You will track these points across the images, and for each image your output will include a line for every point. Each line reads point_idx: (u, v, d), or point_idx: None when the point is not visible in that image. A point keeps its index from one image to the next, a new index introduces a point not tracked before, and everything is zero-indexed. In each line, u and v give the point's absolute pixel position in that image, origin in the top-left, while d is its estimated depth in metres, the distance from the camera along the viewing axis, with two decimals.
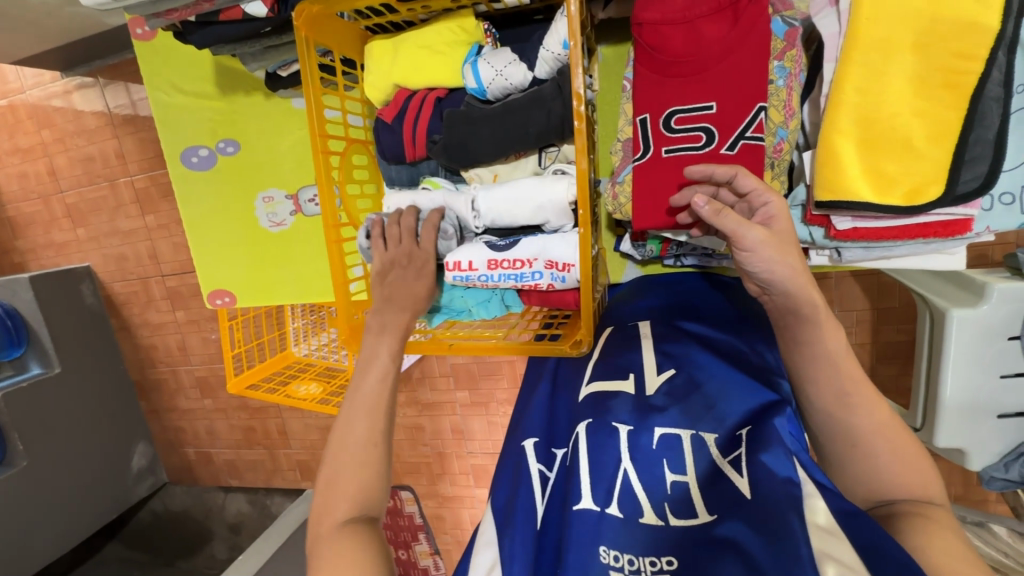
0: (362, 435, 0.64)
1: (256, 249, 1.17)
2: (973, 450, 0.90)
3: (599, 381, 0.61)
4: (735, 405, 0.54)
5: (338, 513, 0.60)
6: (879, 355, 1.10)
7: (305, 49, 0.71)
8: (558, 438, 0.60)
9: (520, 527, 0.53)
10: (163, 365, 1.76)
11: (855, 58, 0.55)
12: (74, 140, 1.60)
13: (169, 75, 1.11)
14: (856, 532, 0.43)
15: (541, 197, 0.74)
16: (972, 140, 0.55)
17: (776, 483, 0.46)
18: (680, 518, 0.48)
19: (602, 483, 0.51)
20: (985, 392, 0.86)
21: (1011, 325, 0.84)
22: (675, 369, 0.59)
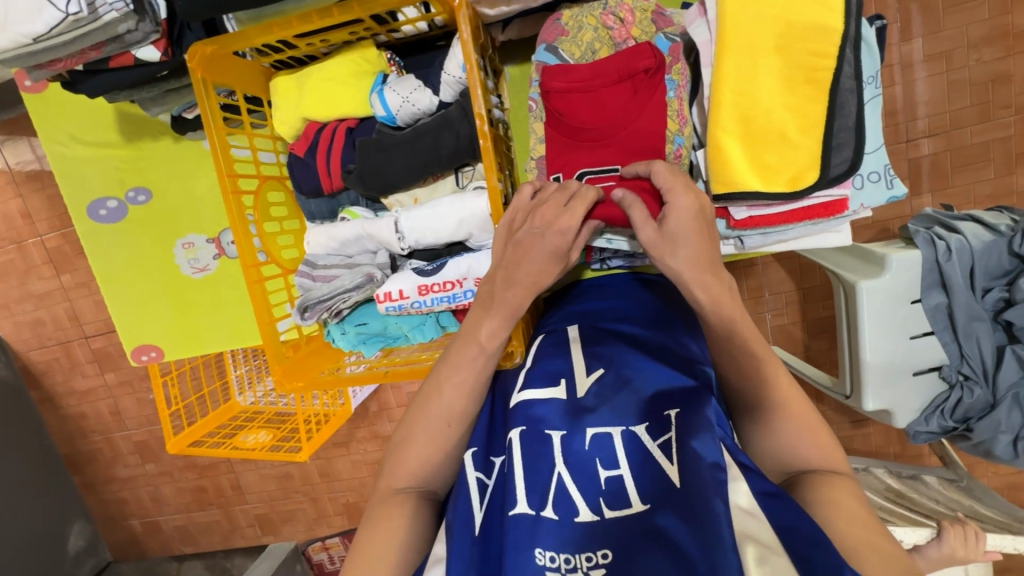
0: (446, 409, 0.61)
1: (180, 298, 1.12)
2: (898, 408, 0.97)
3: (533, 390, 0.60)
4: (665, 394, 0.56)
5: (397, 478, 0.61)
6: (811, 331, 1.18)
7: (203, 91, 0.70)
8: (495, 447, 0.60)
9: (460, 537, 0.53)
10: (95, 434, 1.63)
11: (725, 62, 0.60)
12: None
13: (68, 127, 1.06)
14: (777, 514, 0.46)
15: (458, 216, 0.76)
16: (836, 128, 0.60)
17: (703, 470, 0.48)
18: (614, 510, 0.50)
19: (536, 488, 0.52)
20: (899, 354, 0.94)
21: (912, 290, 0.92)
22: (604, 368, 0.60)
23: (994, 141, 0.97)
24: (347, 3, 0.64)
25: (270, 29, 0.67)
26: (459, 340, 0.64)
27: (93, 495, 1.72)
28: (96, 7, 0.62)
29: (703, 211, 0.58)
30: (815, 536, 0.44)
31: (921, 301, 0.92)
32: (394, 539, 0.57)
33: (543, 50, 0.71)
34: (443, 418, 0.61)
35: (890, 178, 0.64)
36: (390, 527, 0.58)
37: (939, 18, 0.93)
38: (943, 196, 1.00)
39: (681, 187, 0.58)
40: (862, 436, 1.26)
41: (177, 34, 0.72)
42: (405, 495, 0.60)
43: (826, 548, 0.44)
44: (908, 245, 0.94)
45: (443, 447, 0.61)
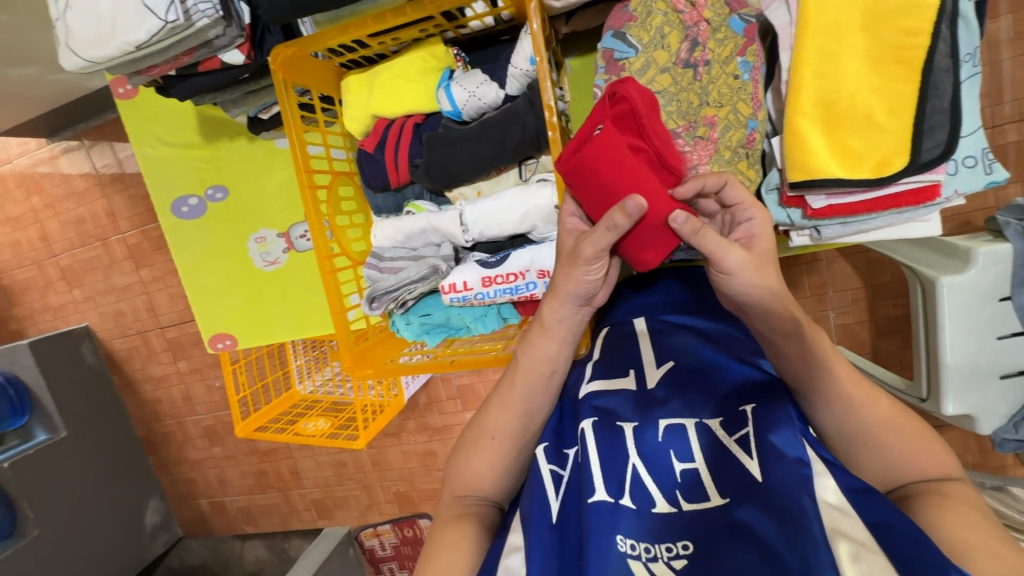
0: (518, 413, 0.62)
1: (252, 290, 1.18)
2: (981, 414, 0.91)
3: (598, 379, 0.61)
4: (738, 389, 0.55)
5: (467, 479, 0.63)
6: (878, 331, 1.12)
7: (283, 90, 0.74)
8: (567, 438, 0.61)
9: (539, 523, 0.54)
10: (169, 418, 1.75)
11: (807, 44, 0.58)
12: (64, 204, 1.62)
13: (156, 130, 1.14)
14: (868, 510, 0.45)
15: (522, 208, 0.77)
16: (929, 110, 0.57)
17: (788, 465, 0.47)
18: (691, 502, 0.49)
19: (613, 476, 0.52)
20: (985, 354, 0.88)
21: (1001, 287, 0.86)
22: (675, 360, 0.60)
23: None
24: (420, 1, 0.66)
25: (346, 29, 0.70)
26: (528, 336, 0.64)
27: (166, 475, 1.85)
28: (191, 15, 0.67)
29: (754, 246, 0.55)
30: (914, 537, 0.43)
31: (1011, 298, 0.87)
32: (465, 546, 0.58)
33: (610, 36, 0.70)
34: (488, 432, 0.63)
35: (989, 163, 0.60)
36: (459, 535, 0.59)
37: None
38: None
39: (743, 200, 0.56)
40: None
41: (258, 37, 0.76)
42: (474, 503, 0.62)
43: (927, 547, 0.42)
44: (995, 238, 0.89)
45: (512, 453, 0.62)
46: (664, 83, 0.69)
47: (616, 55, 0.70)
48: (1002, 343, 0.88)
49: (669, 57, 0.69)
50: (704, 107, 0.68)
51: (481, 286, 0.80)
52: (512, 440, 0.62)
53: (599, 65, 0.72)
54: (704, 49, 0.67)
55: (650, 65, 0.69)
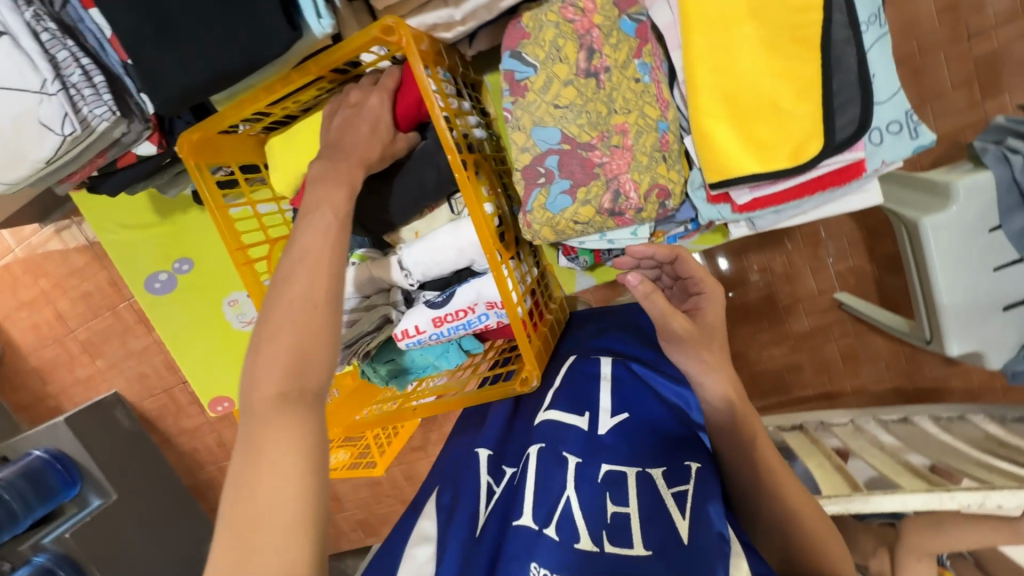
0: (302, 292, 0.55)
1: (239, 351, 1.21)
2: (990, 349, 0.88)
3: (557, 408, 0.66)
4: (689, 449, 0.60)
5: (268, 386, 0.50)
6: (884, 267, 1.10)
7: (199, 174, 0.74)
8: (508, 456, 0.67)
9: (458, 534, 0.58)
10: (210, 465, 1.84)
11: (696, 41, 0.55)
12: (69, 282, 1.67)
13: (112, 216, 1.16)
14: None
15: (457, 245, 0.76)
16: (836, 87, 0.53)
17: (710, 533, 0.49)
18: (614, 544, 0.51)
19: (544, 505, 0.55)
20: (982, 289, 0.84)
21: (990, 216, 0.82)
22: (628, 415, 0.65)
23: None
24: (303, 65, 0.65)
25: (243, 104, 0.69)
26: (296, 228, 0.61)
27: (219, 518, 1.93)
28: (89, 121, 0.67)
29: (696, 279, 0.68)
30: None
31: (1002, 227, 0.82)
32: (304, 441, 0.48)
33: (507, 58, 0.67)
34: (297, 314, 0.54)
35: (914, 126, 0.55)
36: (293, 439, 0.48)
37: None
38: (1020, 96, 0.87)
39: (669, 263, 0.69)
40: (960, 375, 1.14)
41: (167, 124, 0.75)
42: (290, 408, 0.49)
43: None
44: (975, 167, 0.85)
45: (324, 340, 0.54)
46: (569, 97, 0.67)
47: (517, 75, 0.68)
48: (1000, 274, 0.85)
49: (569, 70, 0.66)
50: (613, 114, 0.66)
51: (431, 326, 0.80)
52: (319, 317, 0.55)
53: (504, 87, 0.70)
54: (602, 56, 0.65)
55: (553, 81, 0.67)
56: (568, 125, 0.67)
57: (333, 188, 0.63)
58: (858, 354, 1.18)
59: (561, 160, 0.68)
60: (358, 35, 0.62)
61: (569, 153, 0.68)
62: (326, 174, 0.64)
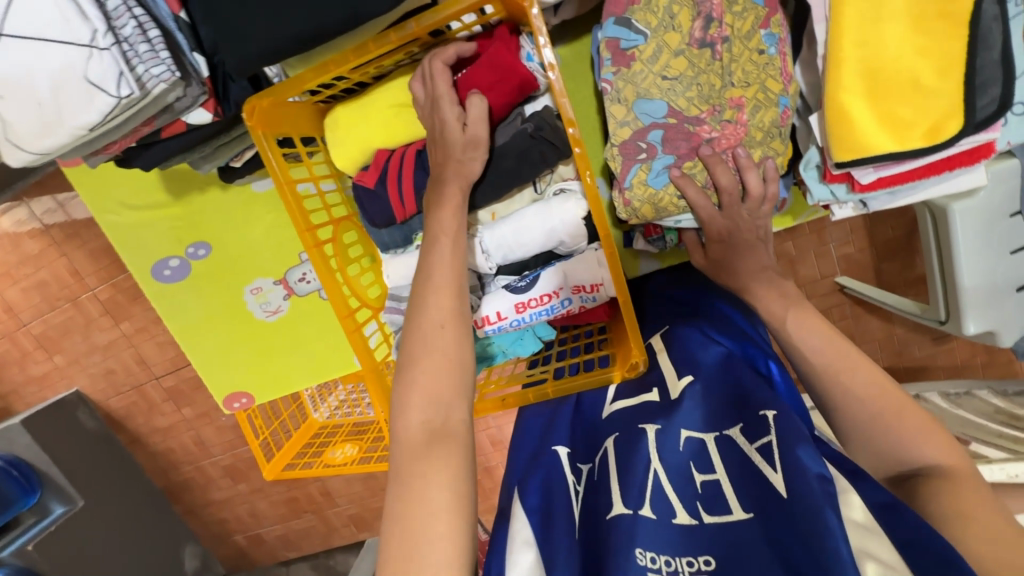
0: (431, 317, 0.57)
1: (259, 342, 1.12)
2: (1002, 327, 0.92)
3: (623, 398, 0.66)
4: (766, 399, 0.54)
5: (413, 418, 0.53)
6: (880, 254, 1.13)
7: (267, 146, 0.67)
8: (582, 442, 0.64)
9: (561, 533, 0.53)
10: (186, 466, 1.70)
11: (847, 10, 0.53)
12: (20, 270, 1.48)
13: (112, 194, 1.04)
14: (896, 527, 0.44)
15: (547, 226, 0.72)
16: (979, 66, 0.52)
17: (809, 480, 0.45)
18: (712, 515, 0.47)
19: (632, 487, 0.51)
20: (1001, 270, 0.89)
21: (1008, 202, 0.87)
22: (694, 375, 0.62)
23: None
24: (406, 25, 0.59)
25: (327, 67, 0.62)
26: (423, 249, 0.62)
27: (196, 520, 1.80)
28: (145, 83, 0.58)
29: (736, 237, 0.67)
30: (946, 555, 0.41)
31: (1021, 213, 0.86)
32: (451, 470, 0.49)
33: (613, 25, 0.65)
34: (435, 324, 0.57)
35: None
36: (446, 466, 0.50)
37: None
38: None
39: (712, 219, 0.67)
40: (946, 352, 1.20)
41: (222, 88, 0.67)
42: (435, 441, 0.51)
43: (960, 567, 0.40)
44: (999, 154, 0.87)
45: (456, 364, 0.55)
46: (679, 68, 0.65)
47: (622, 44, 0.66)
48: (1015, 256, 0.89)
49: (681, 39, 0.64)
50: (728, 87, 0.64)
51: (512, 313, 0.76)
52: (450, 350, 0.56)
53: (604, 56, 0.67)
54: (721, 25, 0.63)
55: (662, 50, 0.65)
56: (676, 97, 0.65)
57: (443, 211, 0.63)
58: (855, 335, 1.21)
59: (666, 134, 0.66)
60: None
61: (675, 127, 0.66)
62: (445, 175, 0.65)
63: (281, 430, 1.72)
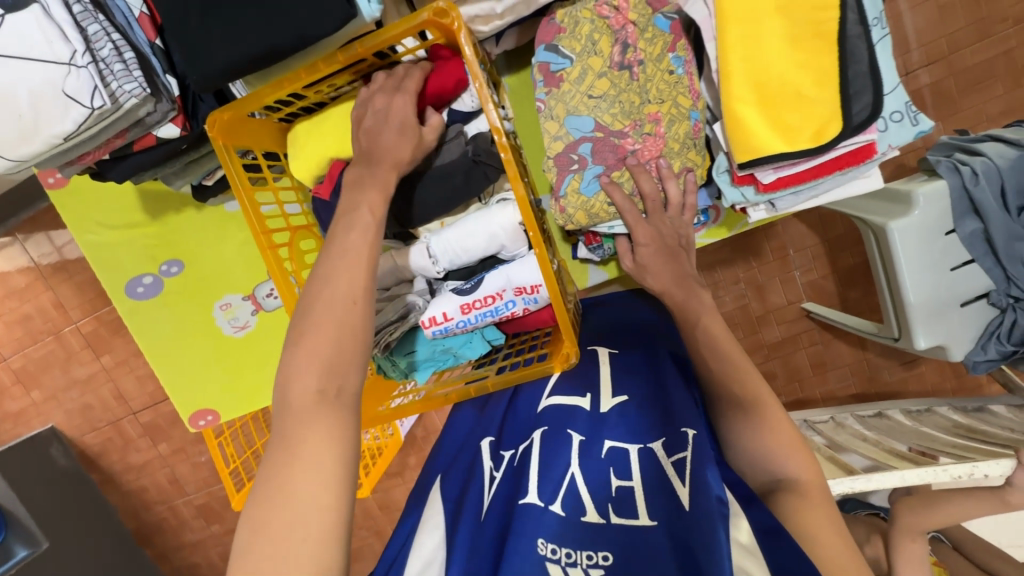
0: (342, 293, 0.58)
1: (229, 358, 1.15)
2: (951, 341, 0.97)
3: (560, 394, 0.67)
4: (687, 418, 0.58)
5: (308, 383, 0.54)
6: (841, 282, 1.21)
7: (226, 156, 0.73)
8: (506, 443, 0.65)
9: (465, 522, 0.56)
10: (159, 505, 1.73)
11: (730, 32, 0.61)
12: (5, 304, 1.53)
13: (95, 215, 1.09)
14: (776, 554, 0.46)
15: (489, 230, 0.77)
16: (851, 76, 0.60)
17: (709, 502, 0.48)
18: (620, 516, 0.51)
19: (550, 480, 0.55)
20: (943, 287, 0.94)
21: (946, 221, 0.92)
22: (628, 395, 0.64)
23: (994, 58, 1.06)
24: (350, 46, 0.66)
25: (281, 84, 0.69)
26: (324, 258, 0.62)
27: (165, 564, 1.81)
28: (117, 97, 0.65)
29: (665, 242, 0.73)
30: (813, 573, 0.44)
31: (956, 231, 0.92)
32: (328, 455, 0.51)
33: (544, 50, 0.72)
34: (345, 303, 0.58)
35: (914, 114, 0.64)
36: (321, 451, 0.52)
37: None
38: (952, 122, 1.10)
39: (642, 227, 0.73)
40: (915, 377, 1.27)
41: (191, 107, 0.75)
42: (313, 423, 0.53)
43: None
44: (930, 177, 0.96)
45: (357, 339, 0.57)
46: (603, 88, 0.72)
47: (552, 67, 0.73)
48: (956, 273, 0.94)
49: (603, 62, 0.71)
50: (646, 104, 0.71)
51: (457, 314, 0.80)
52: (357, 332, 0.57)
53: (538, 79, 0.74)
54: (636, 50, 0.70)
55: (587, 73, 0.72)
56: (602, 114, 0.72)
57: (351, 231, 0.62)
58: (825, 362, 1.27)
59: (594, 147, 0.73)
60: (406, 19, 0.65)
61: (602, 140, 0.73)
62: (364, 180, 0.66)
63: (256, 459, 1.72)
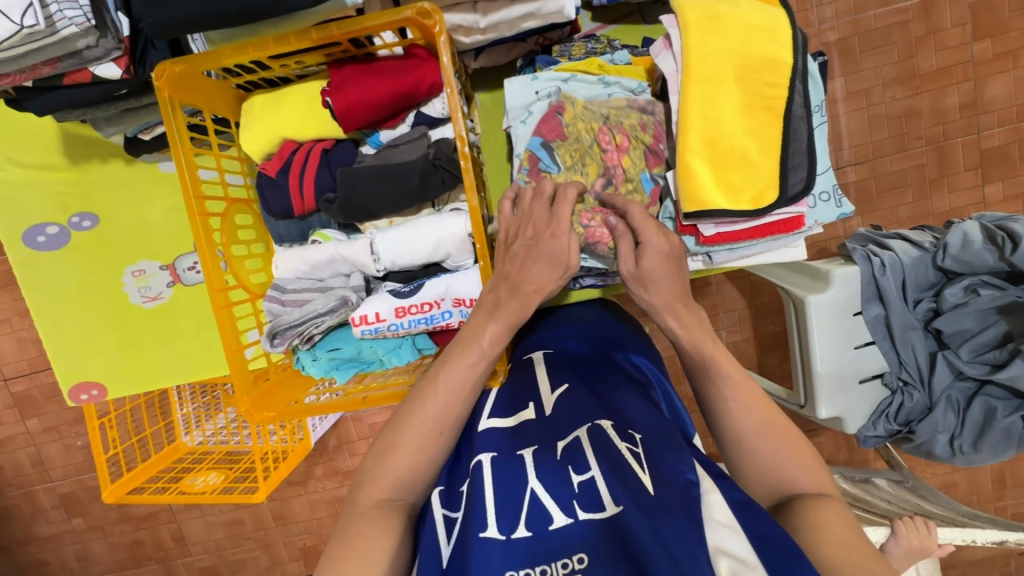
0: (451, 384, 0.61)
1: (129, 329, 1.04)
2: (848, 415, 1.05)
3: (500, 416, 0.62)
4: (636, 411, 0.58)
5: (385, 484, 0.58)
6: (763, 346, 1.29)
7: (169, 109, 0.68)
8: (458, 480, 0.60)
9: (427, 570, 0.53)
10: (14, 489, 1.57)
11: (691, 90, 0.65)
12: None
13: (4, 147, 0.98)
14: (750, 524, 0.46)
15: (435, 237, 0.76)
16: (791, 151, 0.66)
17: (674, 482, 0.49)
18: (586, 511, 0.50)
19: (508, 508, 0.51)
20: (846, 362, 1.02)
21: (854, 302, 1.01)
22: (569, 385, 0.64)
23: (909, 168, 1.19)
24: (326, 26, 0.64)
25: (244, 49, 0.66)
26: (454, 346, 0.63)
27: (8, 556, 1.66)
28: (55, 21, 0.60)
29: (673, 251, 0.63)
30: (790, 548, 0.45)
31: (863, 313, 1.01)
32: (386, 544, 0.55)
33: (539, 144, 0.71)
34: (440, 393, 0.60)
35: (839, 198, 0.71)
36: (379, 536, 0.55)
37: (854, 61, 1.15)
38: (870, 218, 1.22)
39: (654, 228, 0.63)
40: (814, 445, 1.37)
41: (139, 51, 0.70)
42: (387, 508, 0.57)
43: (798, 559, 0.44)
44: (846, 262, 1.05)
45: (446, 432, 0.60)
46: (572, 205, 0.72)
47: (540, 163, 0.72)
48: (858, 351, 1.02)
49: (586, 184, 0.72)
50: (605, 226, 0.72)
51: (389, 315, 0.77)
52: (452, 429, 0.60)
53: (522, 167, 0.72)
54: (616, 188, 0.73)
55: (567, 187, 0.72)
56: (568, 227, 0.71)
57: (490, 322, 0.63)
58: None
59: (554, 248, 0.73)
60: (387, 12, 0.64)
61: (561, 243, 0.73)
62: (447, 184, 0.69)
63: (141, 448, 1.56)
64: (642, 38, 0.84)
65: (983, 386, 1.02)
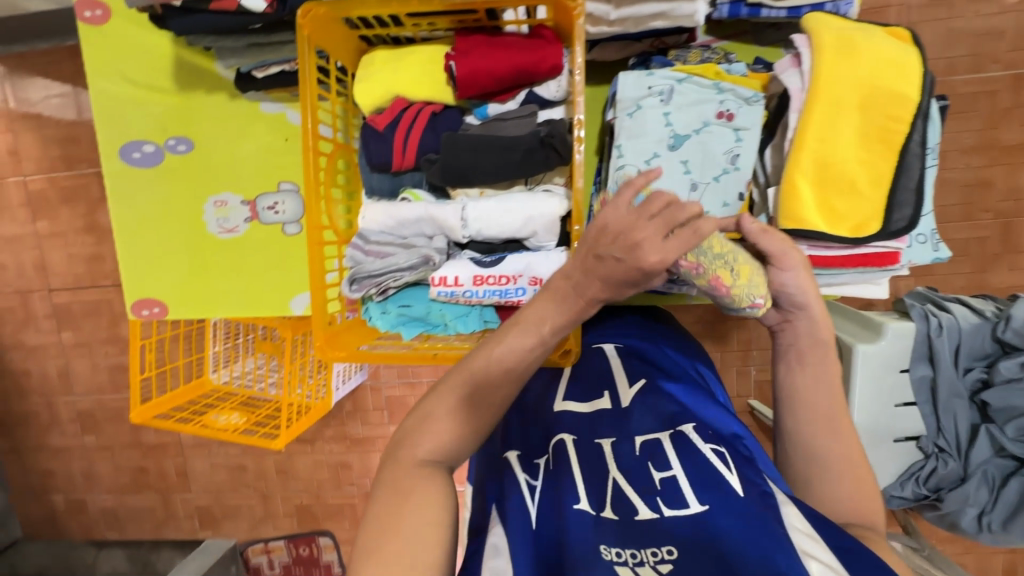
0: (507, 356, 0.56)
1: (201, 256, 1.08)
2: (879, 468, 1.04)
3: (576, 400, 0.64)
4: (716, 419, 0.59)
5: (432, 444, 0.55)
6: None
7: (306, 48, 0.71)
8: (536, 451, 0.59)
9: (517, 527, 0.50)
10: (36, 396, 1.63)
11: (814, 110, 0.65)
12: None
13: (118, 63, 1.03)
14: (830, 535, 0.46)
15: (526, 213, 0.78)
16: (900, 187, 0.66)
17: (752, 488, 0.49)
18: (673, 508, 0.48)
19: (595, 486, 0.52)
20: (885, 418, 1.02)
21: (901, 359, 1.00)
22: (647, 381, 0.65)
23: (973, 238, 1.18)
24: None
25: (387, 3, 0.69)
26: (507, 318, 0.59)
27: (18, 461, 1.71)
28: None
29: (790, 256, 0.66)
30: (877, 563, 0.44)
31: (909, 371, 1.00)
32: (434, 503, 0.51)
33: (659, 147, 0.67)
34: (496, 363, 0.56)
35: (936, 241, 0.71)
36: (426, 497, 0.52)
37: None
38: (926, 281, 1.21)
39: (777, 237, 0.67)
40: None
41: None
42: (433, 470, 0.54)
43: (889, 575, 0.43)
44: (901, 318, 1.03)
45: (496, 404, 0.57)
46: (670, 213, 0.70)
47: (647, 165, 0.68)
48: (897, 410, 1.02)
49: None
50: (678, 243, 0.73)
51: (468, 280, 0.79)
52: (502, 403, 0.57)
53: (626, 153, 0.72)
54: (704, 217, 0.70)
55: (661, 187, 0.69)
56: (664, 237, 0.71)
57: (549, 301, 0.58)
58: None
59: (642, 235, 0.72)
60: None
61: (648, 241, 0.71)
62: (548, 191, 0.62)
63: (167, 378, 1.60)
64: (753, 58, 0.85)
65: (1023, 466, 1.00)
